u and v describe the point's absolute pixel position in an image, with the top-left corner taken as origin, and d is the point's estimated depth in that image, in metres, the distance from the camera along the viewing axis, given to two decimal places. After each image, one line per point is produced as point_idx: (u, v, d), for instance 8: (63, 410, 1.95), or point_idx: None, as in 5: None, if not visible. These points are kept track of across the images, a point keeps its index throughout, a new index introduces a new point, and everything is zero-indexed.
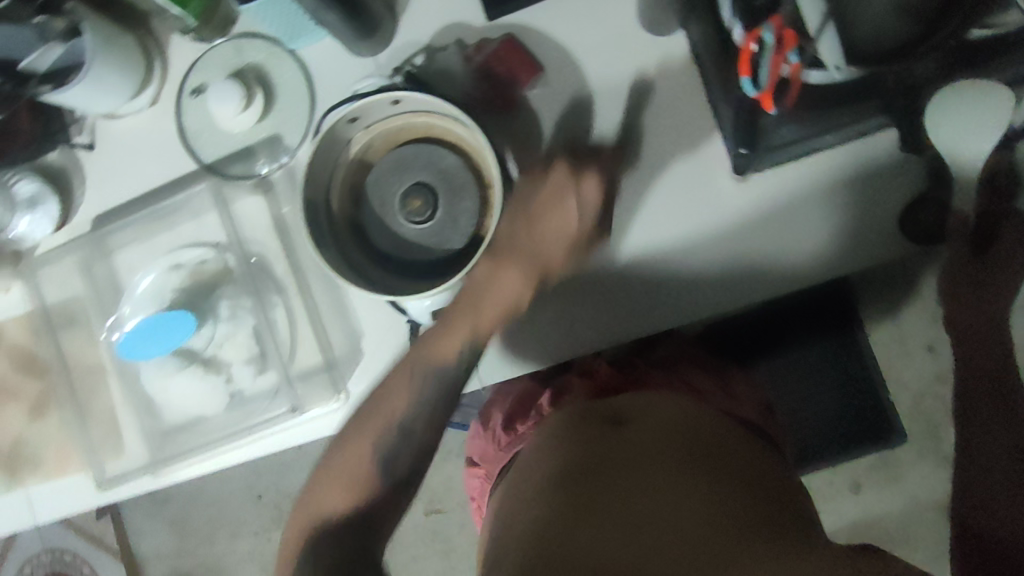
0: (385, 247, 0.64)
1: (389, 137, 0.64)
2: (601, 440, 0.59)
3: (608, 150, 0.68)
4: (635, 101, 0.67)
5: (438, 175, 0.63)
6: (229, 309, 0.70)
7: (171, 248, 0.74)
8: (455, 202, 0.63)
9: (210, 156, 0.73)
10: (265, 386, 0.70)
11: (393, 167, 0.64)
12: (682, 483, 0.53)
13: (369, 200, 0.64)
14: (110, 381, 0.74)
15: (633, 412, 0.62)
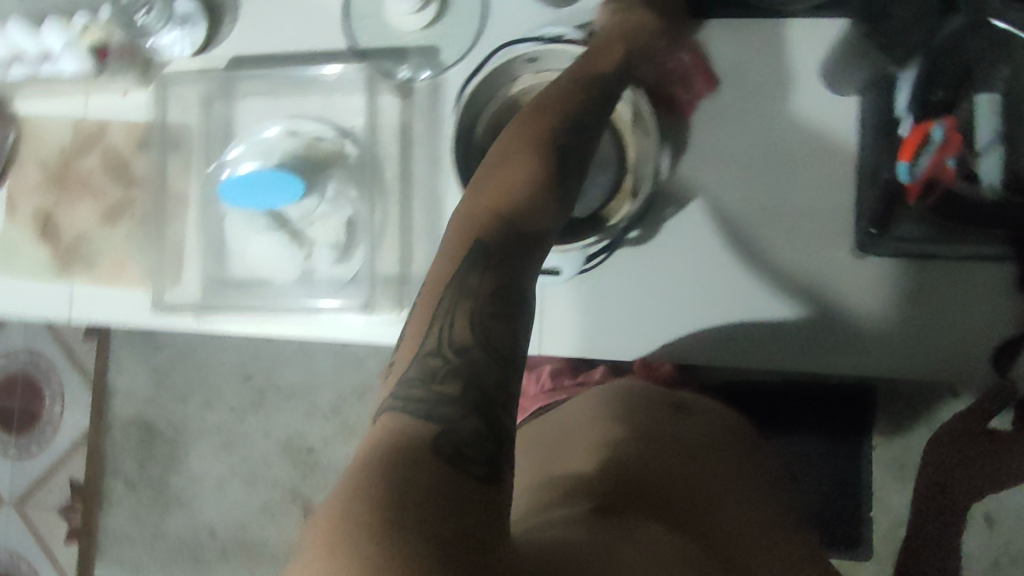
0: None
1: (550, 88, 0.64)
2: (663, 418, 0.65)
3: (741, 182, 0.69)
4: (782, 147, 0.69)
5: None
6: (336, 192, 0.70)
7: (295, 113, 0.74)
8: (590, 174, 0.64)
9: (364, 43, 0.73)
10: (338, 275, 0.71)
11: None
12: (715, 478, 0.59)
13: None
14: (192, 216, 0.74)
15: (694, 410, 0.68)
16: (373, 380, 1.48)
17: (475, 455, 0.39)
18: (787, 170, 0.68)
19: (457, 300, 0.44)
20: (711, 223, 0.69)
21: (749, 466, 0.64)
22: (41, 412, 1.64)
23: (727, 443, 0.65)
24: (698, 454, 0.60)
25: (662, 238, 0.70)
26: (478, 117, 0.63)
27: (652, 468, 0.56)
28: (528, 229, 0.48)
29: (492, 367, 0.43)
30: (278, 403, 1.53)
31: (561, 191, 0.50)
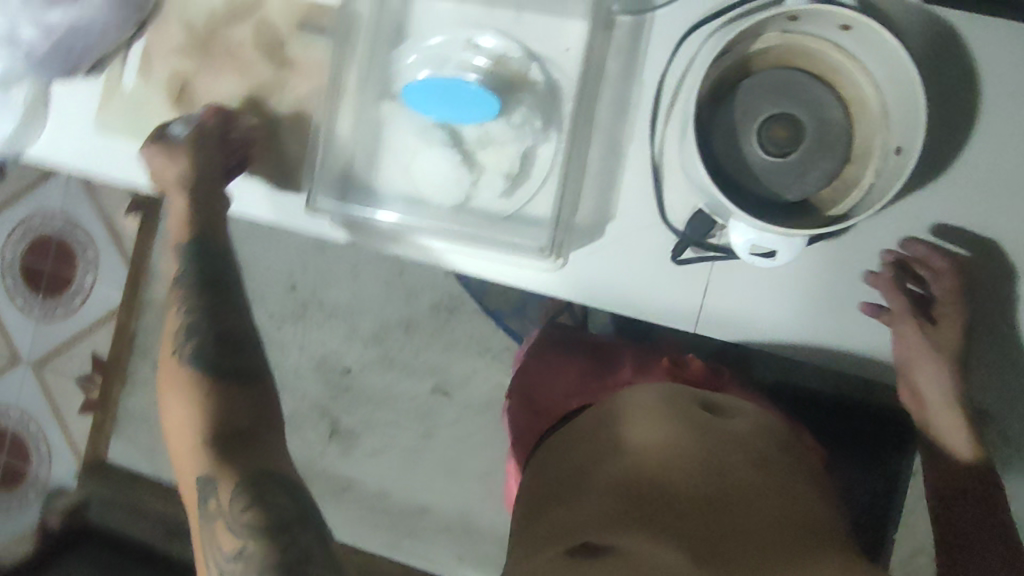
0: (719, 158, 0.59)
1: (782, 52, 0.58)
2: (676, 409, 0.58)
3: (961, 202, 0.62)
4: (1011, 167, 0.62)
5: (813, 119, 0.58)
6: (523, 119, 0.65)
7: (478, 23, 0.66)
8: (814, 157, 0.58)
9: None
10: (502, 209, 0.66)
11: (776, 87, 0.58)
12: (716, 468, 0.51)
13: (730, 103, 0.59)
14: (346, 112, 0.67)
15: (729, 403, 0.62)
16: (423, 317, 1.45)
17: (281, 492, 0.61)
18: (1012, 194, 0.62)
19: (233, 457, 0.63)
20: (914, 233, 0.63)
21: (795, 475, 0.53)
22: (71, 277, 1.59)
23: (752, 450, 0.54)
24: (707, 432, 0.54)
25: (858, 240, 0.64)
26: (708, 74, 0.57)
27: (614, 478, 0.53)
28: (247, 430, 0.65)
29: (241, 412, 0.66)
30: (318, 319, 1.49)
31: (222, 385, 0.66)
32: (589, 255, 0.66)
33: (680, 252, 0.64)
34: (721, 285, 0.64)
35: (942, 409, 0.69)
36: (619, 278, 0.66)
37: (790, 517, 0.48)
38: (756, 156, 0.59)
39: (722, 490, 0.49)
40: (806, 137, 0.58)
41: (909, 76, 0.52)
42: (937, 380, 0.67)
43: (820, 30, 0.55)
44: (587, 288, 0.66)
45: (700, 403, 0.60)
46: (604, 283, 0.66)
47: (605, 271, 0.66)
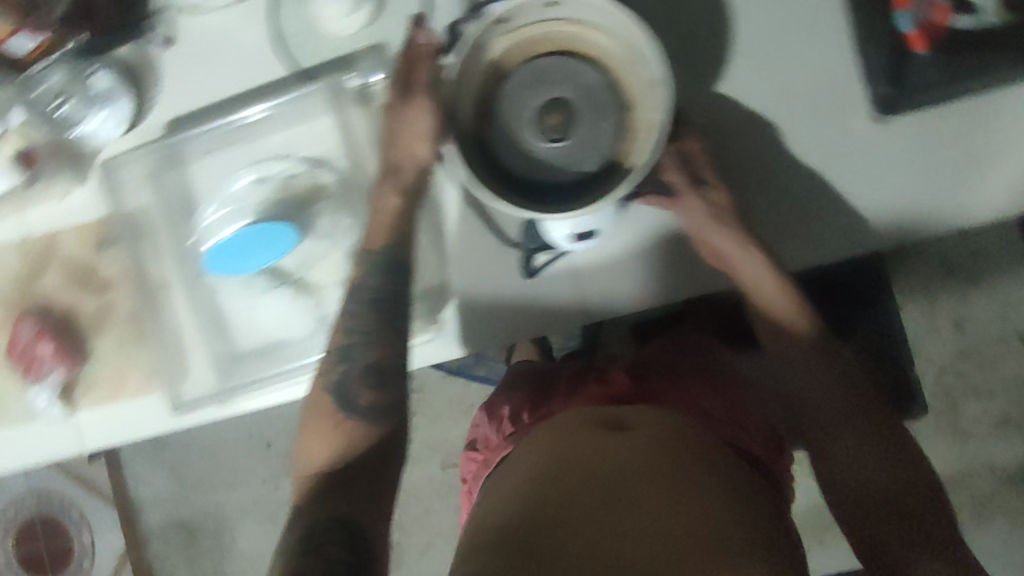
0: (516, 169, 0.60)
1: (521, 48, 0.60)
2: (577, 440, 0.60)
3: (743, 86, 0.66)
4: (773, 38, 0.65)
5: (578, 93, 0.59)
6: (328, 227, 0.65)
7: (253, 159, 0.67)
8: (596, 124, 0.59)
9: (305, 61, 0.67)
10: None
11: (529, 81, 0.60)
12: (601, 509, 0.54)
13: (497, 117, 0.60)
14: (177, 300, 0.68)
15: (638, 420, 0.63)
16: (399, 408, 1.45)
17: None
18: (782, 55, 0.65)
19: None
20: (728, 134, 0.66)
21: (691, 491, 0.54)
22: (68, 547, 1.55)
23: (664, 455, 0.57)
24: (597, 466, 0.57)
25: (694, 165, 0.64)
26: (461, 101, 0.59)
27: (519, 512, 0.56)
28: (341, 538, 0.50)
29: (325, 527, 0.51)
30: None
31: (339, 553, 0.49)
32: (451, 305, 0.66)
33: (528, 266, 0.63)
34: (580, 274, 0.64)
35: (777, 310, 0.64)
36: (497, 319, 0.66)
37: (661, 553, 0.50)
38: (547, 150, 0.60)
39: (606, 530, 0.52)
40: (581, 111, 0.59)
41: (625, 17, 0.56)
42: (771, 289, 0.62)
43: (535, 14, 0.58)
44: (476, 338, 0.66)
45: (610, 422, 0.63)
46: (487, 327, 0.66)
47: (476, 313, 0.66)
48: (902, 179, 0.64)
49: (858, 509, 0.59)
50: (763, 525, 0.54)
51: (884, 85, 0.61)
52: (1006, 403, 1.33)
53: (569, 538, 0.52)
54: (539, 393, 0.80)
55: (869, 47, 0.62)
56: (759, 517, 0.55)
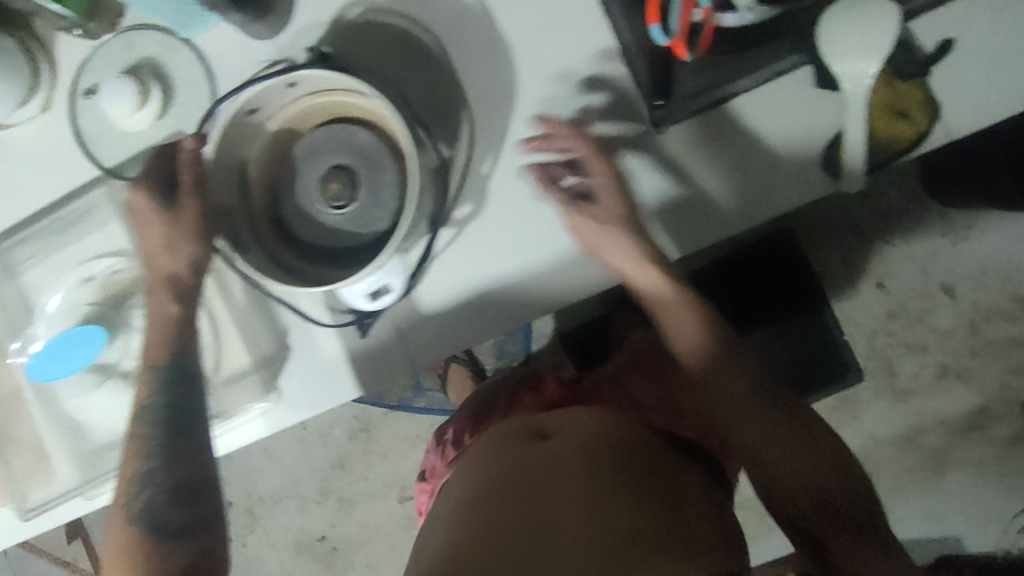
0: (312, 239, 0.63)
1: (294, 124, 0.63)
2: (515, 451, 0.66)
3: (526, 115, 0.67)
4: (546, 62, 0.66)
5: (352, 155, 0.62)
6: (144, 320, 0.68)
7: (81, 260, 0.70)
8: (375, 180, 0.61)
9: (112, 160, 0.69)
10: None
11: (306, 155, 0.62)
12: (579, 490, 0.58)
13: (287, 195, 0.63)
14: (31, 405, 0.71)
15: (559, 427, 0.69)
16: (346, 449, 1.46)
17: None
18: (557, 80, 0.67)
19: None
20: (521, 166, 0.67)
21: (652, 479, 0.61)
22: None
23: (598, 446, 0.63)
24: (555, 464, 0.61)
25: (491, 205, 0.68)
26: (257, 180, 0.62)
27: (472, 531, 0.58)
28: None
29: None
30: (270, 512, 1.52)
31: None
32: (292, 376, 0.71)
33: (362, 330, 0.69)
34: (408, 322, 0.70)
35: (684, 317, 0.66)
36: (323, 382, 0.71)
37: (635, 529, 0.55)
38: (337, 215, 0.62)
39: (592, 505, 0.57)
40: (358, 172, 0.61)
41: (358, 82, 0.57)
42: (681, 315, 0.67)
43: (286, 95, 0.60)
44: (310, 403, 0.71)
45: (538, 433, 0.69)
46: (316, 391, 0.71)
47: (319, 375, 0.71)
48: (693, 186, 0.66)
49: (784, 503, 0.60)
50: (711, 514, 0.62)
51: (657, 100, 0.64)
52: (941, 354, 1.28)
53: (545, 523, 0.56)
54: (481, 414, 0.88)
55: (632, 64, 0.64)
56: (708, 504, 0.63)
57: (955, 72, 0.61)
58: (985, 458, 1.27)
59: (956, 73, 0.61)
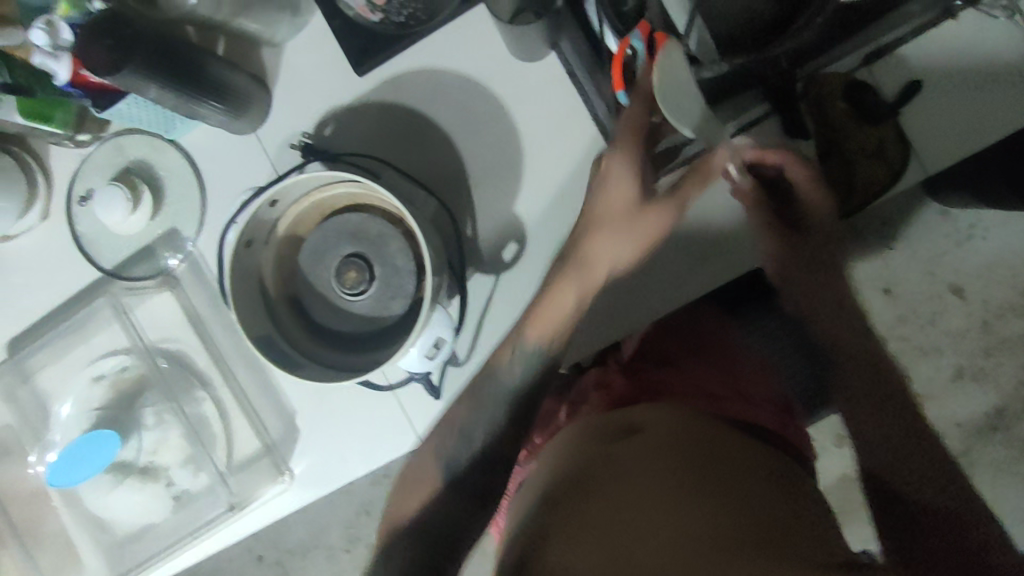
0: (351, 331, 0.62)
1: (295, 230, 0.63)
2: (597, 455, 0.54)
3: (509, 181, 0.67)
4: (523, 128, 0.66)
5: (354, 239, 0.61)
6: (156, 414, 0.71)
7: (90, 360, 0.73)
8: (383, 256, 0.61)
9: (113, 261, 0.72)
10: (202, 486, 0.71)
11: (313, 259, 0.62)
12: (677, 487, 0.48)
13: (306, 299, 0.63)
14: (58, 504, 0.73)
15: (644, 422, 0.57)
16: (367, 494, 1.40)
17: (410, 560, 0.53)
18: (535, 145, 0.66)
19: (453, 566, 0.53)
20: (524, 227, 0.67)
21: (758, 487, 0.50)
22: None
23: (673, 445, 0.53)
24: (646, 464, 0.51)
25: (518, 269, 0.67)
26: (262, 272, 0.61)
27: (579, 511, 0.48)
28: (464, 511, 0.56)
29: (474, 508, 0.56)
30: (299, 564, 1.43)
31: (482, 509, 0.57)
32: (328, 448, 0.69)
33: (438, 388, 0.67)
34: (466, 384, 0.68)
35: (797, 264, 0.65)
36: (337, 458, 0.69)
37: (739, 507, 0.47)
38: (366, 297, 0.61)
39: (695, 502, 0.47)
40: (366, 252, 0.61)
41: (332, 171, 0.58)
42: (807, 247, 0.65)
43: (274, 216, 0.61)
44: (323, 481, 0.69)
45: (621, 429, 0.57)
46: (331, 467, 0.69)
47: (367, 437, 0.69)
48: (692, 231, 0.65)
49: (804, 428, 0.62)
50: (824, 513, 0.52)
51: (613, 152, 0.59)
52: (954, 355, 1.21)
53: (658, 531, 0.45)
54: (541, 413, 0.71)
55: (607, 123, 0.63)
56: (824, 534, 0.47)
57: (925, 108, 0.64)
58: (1006, 457, 1.20)
59: (928, 109, 0.64)
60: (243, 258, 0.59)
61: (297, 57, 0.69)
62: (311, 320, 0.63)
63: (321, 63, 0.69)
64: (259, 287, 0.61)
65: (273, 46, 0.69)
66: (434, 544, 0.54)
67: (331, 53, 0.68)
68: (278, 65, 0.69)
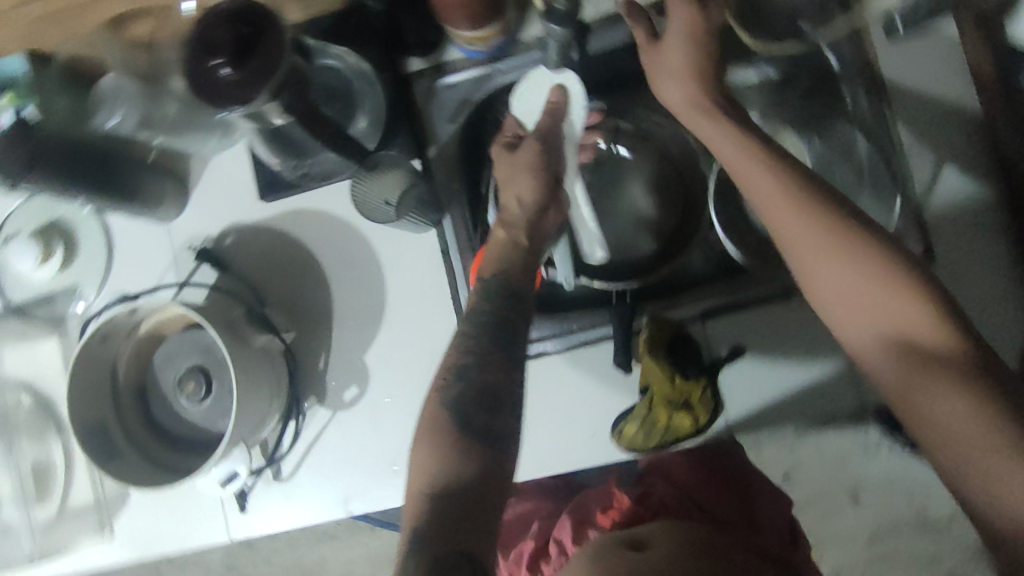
0: (183, 432, 0.71)
1: (157, 330, 0.71)
2: (601, 547, 0.54)
3: (367, 331, 0.73)
4: (391, 289, 0.73)
5: (204, 353, 0.69)
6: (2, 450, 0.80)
7: None
8: (221, 376, 0.68)
9: (16, 297, 0.80)
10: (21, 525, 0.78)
11: (166, 359, 0.71)
12: None
13: (155, 391, 0.72)
14: None
15: (650, 536, 0.54)
16: None
17: None
18: (395, 306, 0.73)
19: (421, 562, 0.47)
20: (370, 374, 0.73)
21: None
22: None
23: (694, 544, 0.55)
24: None
25: (355, 412, 0.73)
26: (116, 361, 0.70)
27: None
28: (460, 500, 0.50)
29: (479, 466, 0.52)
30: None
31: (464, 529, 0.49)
32: (150, 520, 0.75)
33: (244, 500, 0.73)
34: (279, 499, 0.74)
35: (861, 303, 0.48)
36: (151, 534, 0.75)
37: None
38: (201, 407, 0.69)
39: None
40: (209, 368, 0.69)
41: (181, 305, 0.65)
42: (908, 299, 0.46)
43: (133, 322, 0.68)
44: (133, 549, 0.75)
45: (629, 545, 0.54)
46: (143, 539, 0.75)
47: (181, 520, 0.75)
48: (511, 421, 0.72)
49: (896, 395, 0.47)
50: None
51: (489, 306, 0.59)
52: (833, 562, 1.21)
53: None
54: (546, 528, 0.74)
55: (519, 218, 0.61)
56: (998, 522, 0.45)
57: (750, 372, 0.68)
58: None
59: (751, 372, 0.68)
60: (96, 350, 0.66)
61: (220, 167, 0.76)
62: (154, 413, 0.71)
63: (239, 179, 0.76)
64: (110, 375, 0.69)
65: (201, 155, 0.76)
66: (449, 523, 0.49)
67: (248, 174, 0.76)
68: (204, 168, 0.76)
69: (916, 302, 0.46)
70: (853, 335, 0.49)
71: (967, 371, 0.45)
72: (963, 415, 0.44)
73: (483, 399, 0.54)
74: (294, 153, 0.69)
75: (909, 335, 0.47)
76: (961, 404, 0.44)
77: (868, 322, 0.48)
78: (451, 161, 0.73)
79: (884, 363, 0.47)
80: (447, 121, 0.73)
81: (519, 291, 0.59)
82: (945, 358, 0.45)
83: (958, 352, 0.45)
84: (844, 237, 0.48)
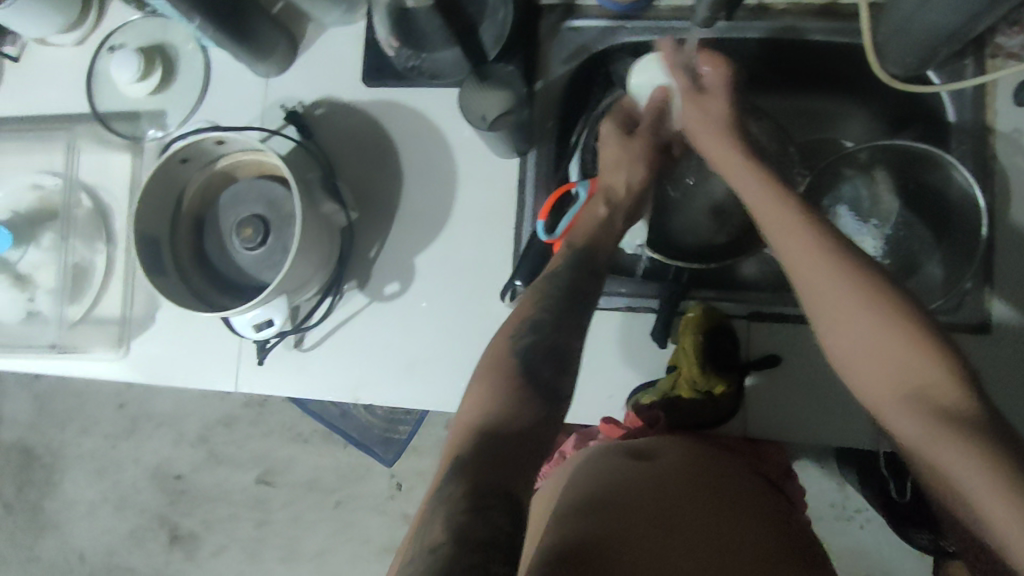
0: (230, 274, 0.71)
1: (232, 170, 0.73)
2: (618, 470, 0.60)
3: (425, 235, 0.75)
4: (461, 202, 0.74)
5: (269, 206, 0.70)
6: (48, 241, 0.82)
7: (37, 170, 0.84)
8: (282, 230, 0.69)
9: (106, 106, 0.81)
10: (47, 316, 0.81)
11: (230, 202, 0.71)
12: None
13: (208, 229, 0.72)
14: None
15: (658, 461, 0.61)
16: (235, 408, 1.41)
17: (497, 517, 0.44)
18: (458, 218, 0.74)
19: (454, 488, 0.46)
20: (415, 273, 0.74)
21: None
22: None
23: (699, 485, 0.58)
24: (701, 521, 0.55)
25: (389, 306, 0.74)
26: (186, 186, 0.72)
27: (603, 511, 0.55)
28: (503, 436, 0.49)
29: (536, 415, 0.52)
30: (149, 429, 1.44)
31: (500, 440, 0.49)
32: (166, 348, 0.77)
33: (263, 356, 0.75)
34: (297, 364, 0.75)
35: (865, 351, 0.50)
36: (165, 360, 0.77)
37: None
38: (251, 254, 0.70)
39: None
40: (271, 219, 0.69)
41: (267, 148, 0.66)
42: (896, 332, 0.49)
43: (215, 152, 0.70)
44: (144, 370, 0.78)
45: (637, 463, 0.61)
46: (157, 363, 0.77)
47: (197, 358, 0.77)
48: None
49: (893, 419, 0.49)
50: None
51: (565, 278, 0.61)
52: None
53: None
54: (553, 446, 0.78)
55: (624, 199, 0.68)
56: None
57: (773, 382, 0.68)
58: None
59: (779, 381, 0.68)
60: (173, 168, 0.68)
61: (333, 40, 0.78)
62: (203, 247, 0.72)
63: (348, 56, 0.77)
64: (176, 197, 0.71)
65: (318, 24, 0.78)
66: (493, 458, 0.48)
67: (358, 54, 0.77)
68: (318, 37, 0.78)
69: (911, 346, 0.49)
70: (874, 397, 0.51)
71: (969, 420, 0.46)
72: (949, 443, 0.46)
73: (551, 358, 0.56)
74: (415, 44, 0.72)
75: (919, 384, 0.48)
76: (956, 437, 0.45)
77: (878, 345, 0.50)
78: (554, 99, 0.75)
79: (895, 406, 0.49)
80: (560, 62, 0.74)
81: (602, 268, 0.62)
82: (943, 396, 0.47)
83: (949, 387, 0.47)
84: (847, 293, 0.51)
